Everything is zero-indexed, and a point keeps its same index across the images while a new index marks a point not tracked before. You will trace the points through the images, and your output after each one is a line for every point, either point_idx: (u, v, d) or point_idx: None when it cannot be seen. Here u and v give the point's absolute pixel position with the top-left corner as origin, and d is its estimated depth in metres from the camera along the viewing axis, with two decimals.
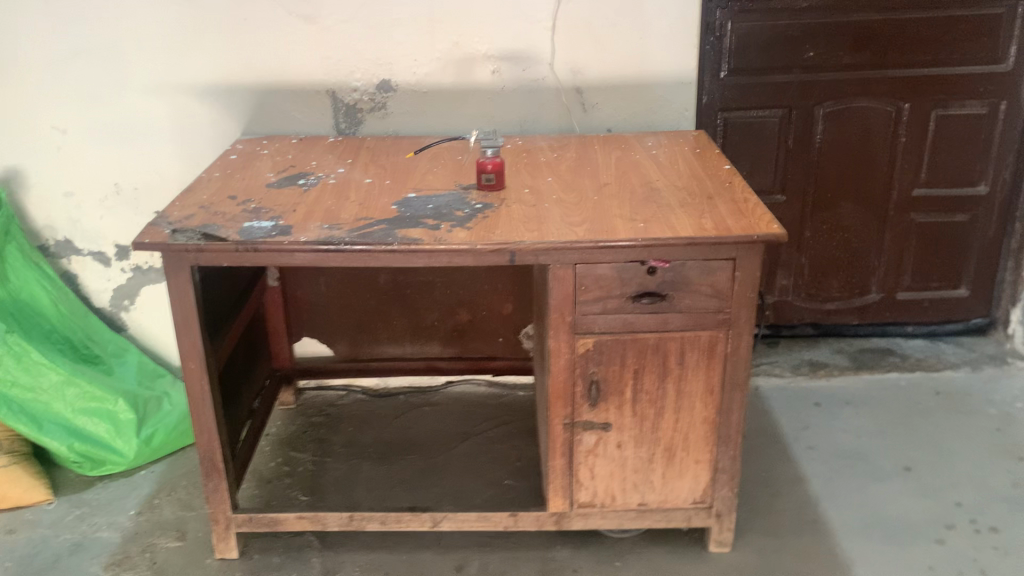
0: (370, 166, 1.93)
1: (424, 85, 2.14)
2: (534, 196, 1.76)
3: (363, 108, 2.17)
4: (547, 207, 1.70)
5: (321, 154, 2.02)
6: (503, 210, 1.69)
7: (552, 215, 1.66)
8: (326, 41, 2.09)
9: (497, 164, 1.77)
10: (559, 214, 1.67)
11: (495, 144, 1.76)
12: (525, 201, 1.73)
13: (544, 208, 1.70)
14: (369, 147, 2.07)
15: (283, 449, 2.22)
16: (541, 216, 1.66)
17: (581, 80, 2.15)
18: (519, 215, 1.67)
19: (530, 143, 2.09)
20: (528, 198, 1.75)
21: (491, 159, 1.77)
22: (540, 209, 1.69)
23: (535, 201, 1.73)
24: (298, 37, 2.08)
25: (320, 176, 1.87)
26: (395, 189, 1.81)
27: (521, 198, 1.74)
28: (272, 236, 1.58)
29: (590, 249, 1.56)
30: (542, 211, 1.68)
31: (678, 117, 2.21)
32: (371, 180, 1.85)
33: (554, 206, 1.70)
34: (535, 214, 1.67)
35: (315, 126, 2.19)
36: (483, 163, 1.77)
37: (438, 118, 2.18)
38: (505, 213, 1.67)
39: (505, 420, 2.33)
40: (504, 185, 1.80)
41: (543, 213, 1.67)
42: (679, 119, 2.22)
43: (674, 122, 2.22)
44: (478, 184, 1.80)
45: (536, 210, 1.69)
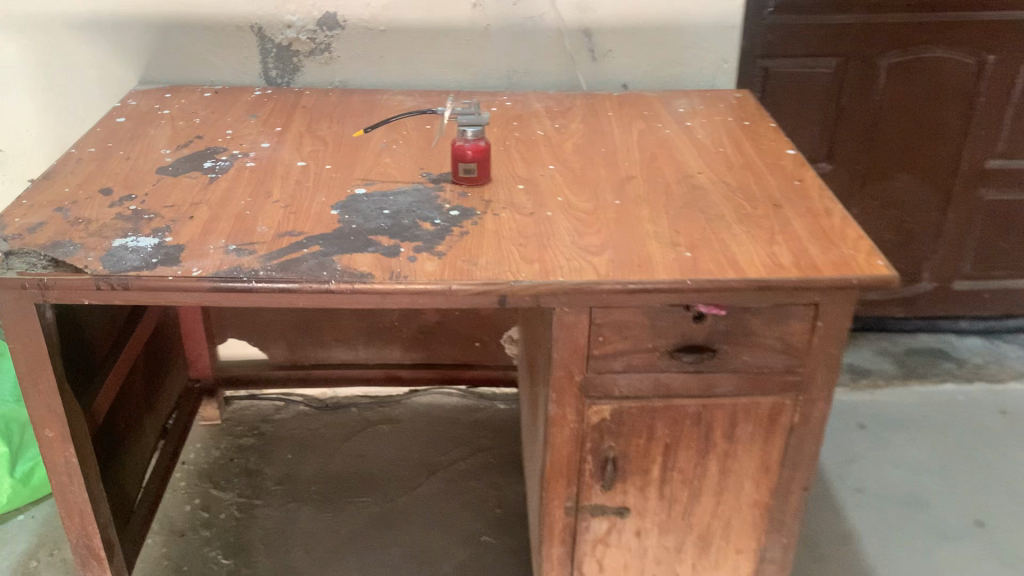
0: (308, 142, 1.42)
1: (382, 23, 1.61)
2: (531, 197, 1.27)
3: (300, 51, 1.63)
4: (551, 217, 1.22)
5: (242, 119, 1.50)
6: (488, 223, 1.20)
7: (557, 232, 1.18)
8: None
9: (479, 149, 1.28)
10: (565, 231, 1.18)
11: (477, 123, 1.26)
12: (518, 206, 1.24)
13: (546, 219, 1.21)
14: (307, 109, 1.55)
15: (201, 487, 1.77)
16: (543, 234, 1.17)
17: (591, 21, 1.63)
18: (511, 231, 1.18)
19: (522, 108, 1.59)
20: (524, 200, 1.26)
21: (470, 143, 1.27)
22: (542, 222, 1.20)
23: (533, 207, 1.25)
24: None
25: (234, 156, 1.36)
26: (338, 180, 1.30)
27: (514, 201, 1.25)
28: (150, 265, 1.07)
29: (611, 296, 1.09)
30: (541, 225, 1.20)
31: (714, 71, 1.70)
32: (306, 163, 1.35)
33: (561, 217, 1.22)
34: (532, 231, 1.18)
35: (237, 74, 1.66)
36: (458, 149, 1.28)
37: (400, 65, 1.66)
38: (493, 229, 1.19)
39: (482, 447, 1.88)
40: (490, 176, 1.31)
41: (545, 229, 1.19)
42: (715, 74, 1.71)
43: (707, 79, 1.71)
44: (455, 175, 1.30)
45: (534, 223, 1.20)
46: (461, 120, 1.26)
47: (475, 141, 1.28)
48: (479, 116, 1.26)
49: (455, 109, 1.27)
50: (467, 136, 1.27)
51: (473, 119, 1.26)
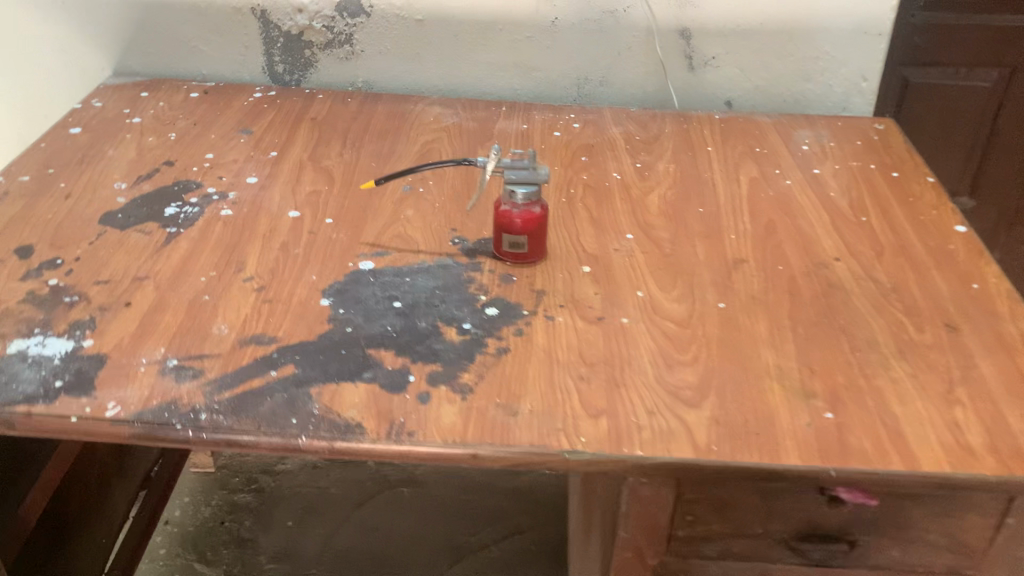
0: (309, 179, 1.08)
1: (418, 10, 1.25)
2: (599, 289, 0.91)
3: (314, 42, 1.28)
4: (627, 328, 0.86)
5: (230, 137, 1.16)
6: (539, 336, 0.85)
7: (636, 360, 0.82)
8: None
9: (531, 217, 0.92)
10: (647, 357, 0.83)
11: (532, 182, 0.91)
12: (581, 306, 0.89)
13: (620, 334, 0.85)
14: (317, 124, 1.21)
15: (183, 559, 1.48)
16: (616, 362, 0.82)
17: (691, 18, 1.24)
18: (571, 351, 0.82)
19: (593, 134, 1.22)
20: (589, 295, 0.90)
21: (519, 207, 0.93)
22: (614, 339, 0.85)
23: (600, 308, 0.89)
24: None
25: (207, 198, 1.03)
26: (339, 244, 0.97)
27: (575, 295, 0.90)
28: (51, 394, 0.75)
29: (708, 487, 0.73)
30: (614, 345, 0.84)
31: (846, 90, 1.30)
32: (300, 214, 1.01)
33: (642, 329, 0.86)
34: (602, 354, 0.82)
35: (235, 69, 1.31)
36: (502, 214, 0.93)
37: (440, 65, 1.30)
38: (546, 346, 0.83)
39: (521, 526, 1.56)
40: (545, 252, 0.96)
41: (620, 353, 0.83)
42: (847, 93, 1.31)
43: (837, 101, 1.31)
44: (498, 248, 0.95)
45: (603, 339, 0.84)
46: (510, 175, 0.92)
47: (527, 204, 0.93)
48: (535, 170, 0.92)
49: (501, 159, 0.92)
50: (514, 199, 0.92)
51: (526, 174, 0.92)
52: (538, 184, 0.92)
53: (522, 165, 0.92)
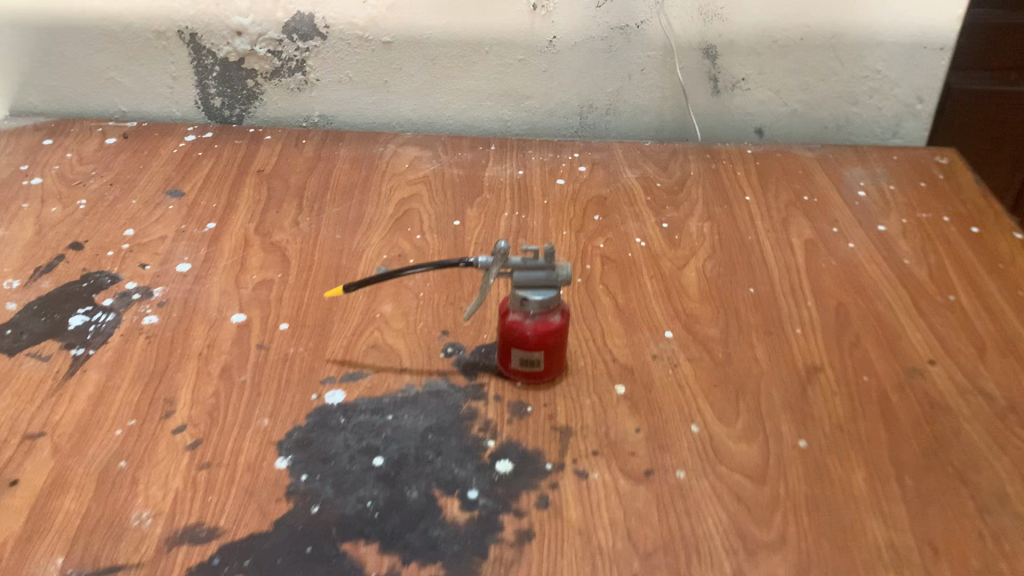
0: (256, 262, 0.85)
1: (385, 31, 1.01)
2: (639, 422, 0.70)
3: (257, 70, 1.05)
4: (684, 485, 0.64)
5: (155, 203, 0.93)
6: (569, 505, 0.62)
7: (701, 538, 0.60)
8: None
9: (550, 329, 0.71)
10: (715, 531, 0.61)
11: (551, 285, 0.70)
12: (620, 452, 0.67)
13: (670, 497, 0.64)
14: (264, 179, 0.98)
15: None
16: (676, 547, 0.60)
17: (720, 32, 1.02)
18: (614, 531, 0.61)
19: (604, 181, 1.00)
20: (628, 432, 0.69)
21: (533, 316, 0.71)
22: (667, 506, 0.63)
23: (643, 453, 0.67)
24: None
25: (124, 298, 0.80)
26: (297, 363, 0.74)
27: (611, 433, 0.69)
28: None
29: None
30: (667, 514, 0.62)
31: (900, 113, 1.09)
32: (246, 318, 0.79)
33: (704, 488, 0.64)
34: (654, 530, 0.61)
35: (162, 106, 1.08)
36: (510, 325, 0.71)
37: (413, 95, 1.07)
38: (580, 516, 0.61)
39: None
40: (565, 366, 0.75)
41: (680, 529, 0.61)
42: (900, 116, 1.10)
43: (889, 125, 1.10)
44: (505, 365, 0.73)
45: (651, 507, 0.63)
46: (522, 279, 0.70)
47: (544, 312, 0.71)
48: (554, 270, 0.70)
49: (508, 260, 0.70)
50: (527, 307, 0.70)
51: (542, 277, 0.70)
52: (557, 286, 0.71)
53: (537, 263, 0.70)
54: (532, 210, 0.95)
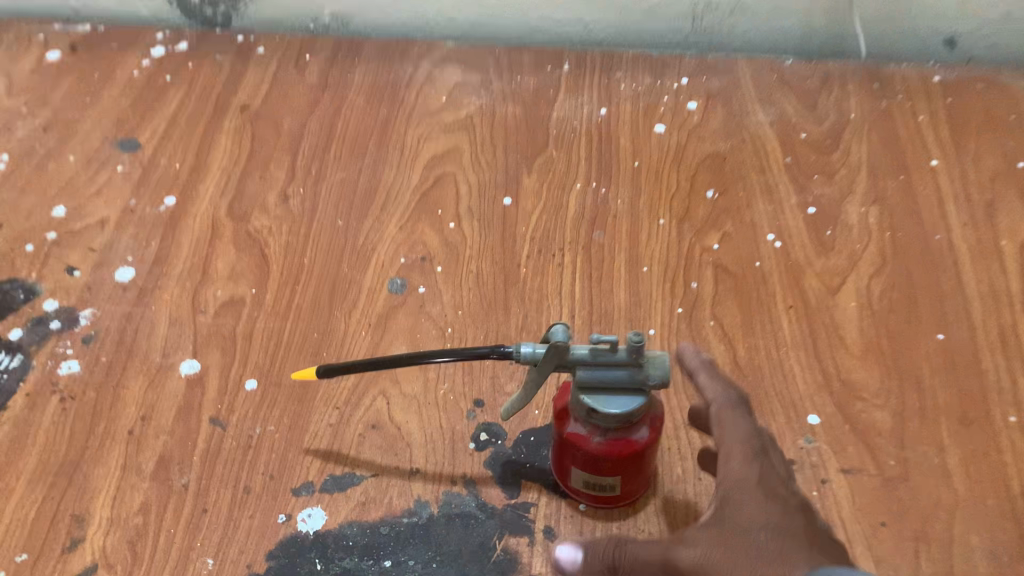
0: (223, 268, 0.61)
1: None
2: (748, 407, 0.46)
3: None
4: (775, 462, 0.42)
5: (99, 160, 0.68)
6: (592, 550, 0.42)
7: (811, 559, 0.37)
8: None
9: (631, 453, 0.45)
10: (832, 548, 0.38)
11: (639, 389, 0.43)
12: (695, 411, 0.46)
13: (767, 481, 0.41)
14: (249, 120, 0.71)
15: None
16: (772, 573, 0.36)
17: None
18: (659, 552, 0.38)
19: (723, 128, 0.70)
20: (719, 375, 0.48)
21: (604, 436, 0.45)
22: (758, 495, 0.40)
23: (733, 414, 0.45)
24: None
25: (38, 328, 0.58)
26: (263, 455, 0.52)
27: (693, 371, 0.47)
28: None
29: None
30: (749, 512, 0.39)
31: None
32: (200, 368, 0.56)
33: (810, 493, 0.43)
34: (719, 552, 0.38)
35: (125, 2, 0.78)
36: (569, 440, 0.46)
37: None
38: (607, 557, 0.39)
39: None
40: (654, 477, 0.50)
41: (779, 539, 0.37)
42: None
43: None
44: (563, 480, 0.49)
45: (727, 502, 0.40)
46: (590, 384, 0.43)
47: (622, 429, 0.45)
48: (644, 372, 0.43)
49: (571, 352, 0.43)
50: (596, 424, 0.44)
51: (623, 382, 0.43)
52: (648, 391, 0.44)
53: (616, 363, 0.43)
54: (616, 180, 0.66)
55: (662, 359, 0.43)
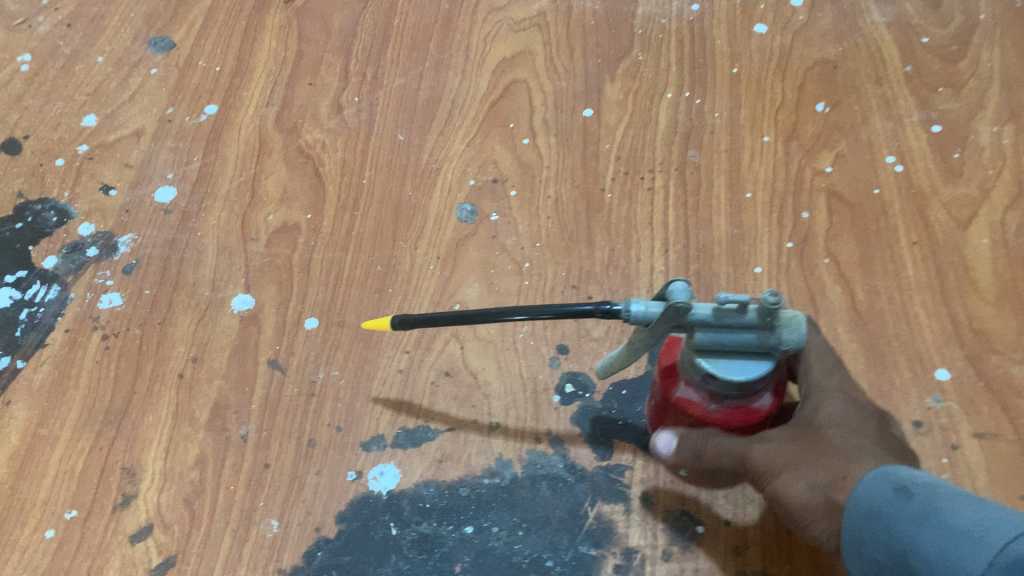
0: (273, 188, 0.55)
1: None
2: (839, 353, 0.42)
3: None
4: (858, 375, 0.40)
5: (131, 62, 0.61)
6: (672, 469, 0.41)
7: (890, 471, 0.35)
8: None
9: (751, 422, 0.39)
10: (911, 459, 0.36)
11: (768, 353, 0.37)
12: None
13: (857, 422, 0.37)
14: (295, 16, 0.64)
15: None
16: (838, 477, 0.34)
17: None
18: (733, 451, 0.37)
19: (833, 29, 0.61)
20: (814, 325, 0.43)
21: (722, 403, 0.39)
22: (850, 437, 0.36)
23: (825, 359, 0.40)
24: None
25: (75, 255, 0.52)
26: (328, 404, 0.47)
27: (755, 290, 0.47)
28: None
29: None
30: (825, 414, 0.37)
31: None
32: (254, 304, 0.50)
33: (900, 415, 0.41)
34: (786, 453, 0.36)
35: None
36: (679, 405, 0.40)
37: None
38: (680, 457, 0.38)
39: None
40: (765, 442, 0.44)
41: (857, 444, 0.35)
42: None
43: None
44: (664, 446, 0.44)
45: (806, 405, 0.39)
46: (711, 348, 0.37)
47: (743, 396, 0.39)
48: (776, 337, 0.36)
49: (698, 308, 0.35)
50: (714, 390, 0.38)
51: (751, 347, 0.37)
52: (777, 355, 0.37)
53: (745, 326, 0.36)
54: (711, 90, 0.58)
55: (797, 321, 0.36)
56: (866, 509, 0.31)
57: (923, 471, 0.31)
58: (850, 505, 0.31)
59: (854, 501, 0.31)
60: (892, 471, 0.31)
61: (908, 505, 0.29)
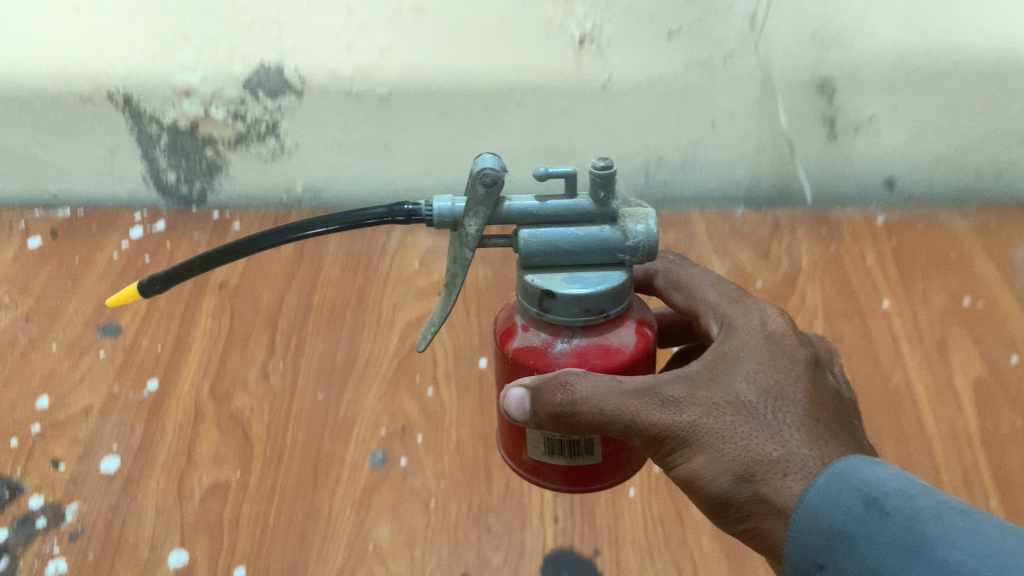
0: (207, 451, 0.62)
1: (379, 82, 0.77)
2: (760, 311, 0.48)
3: (215, 138, 0.81)
4: (782, 315, 0.47)
5: (83, 347, 0.70)
6: (530, 436, 0.47)
7: (820, 446, 0.40)
8: None
9: (609, 359, 0.43)
10: (841, 426, 0.42)
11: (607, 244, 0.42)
12: (668, 286, 0.53)
13: (780, 389, 0.42)
14: (228, 297, 0.74)
15: None
16: (783, 472, 0.39)
17: (837, 67, 0.76)
18: (642, 405, 0.41)
19: None
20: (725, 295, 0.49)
21: (570, 337, 0.43)
22: (778, 407, 0.41)
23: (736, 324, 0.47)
24: None
25: (24, 526, 0.58)
26: None
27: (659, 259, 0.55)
28: None
29: (756, 546, 0.42)
30: (740, 376, 0.42)
31: None
32: (188, 558, 0.56)
33: (825, 362, 0.47)
34: (709, 418, 0.41)
35: (103, 184, 0.84)
36: (522, 351, 0.44)
37: (420, 163, 0.83)
38: (544, 413, 0.41)
39: None
40: (630, 459, 0.49)
41: (786, 416, 0.41)
42: None
43: None
44: (523, 450, 0.49)
45: (720, 357, 0.44)
46: (555, 251, 0.42)
47: (598, 330, 0.43)
48: (622, 229, 0.42)
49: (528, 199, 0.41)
50: (569, 321, 0.42)
51: (592, 247, 0.42)
52: (630, 262, 0.43)
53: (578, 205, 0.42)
54: None
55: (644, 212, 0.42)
56: (836, 530, 0.37)
57: (881, 475, 0.37)
58: (802, 497, 0.38)
59: (806, 507, 0.38)
60: (847, 473, 0.38)
61: (885, 527, 0.35)
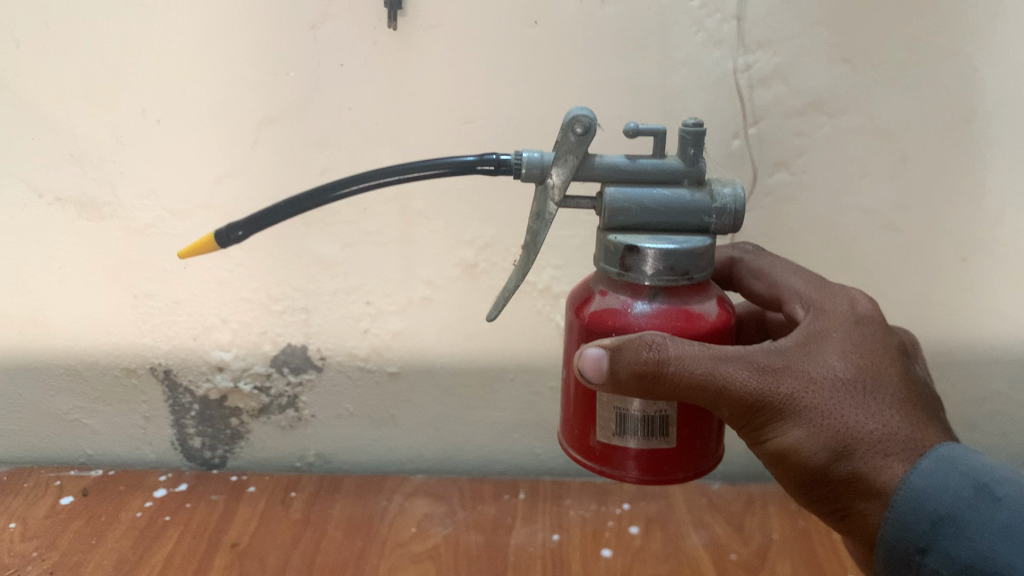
0: None
1: (390, 360, 0.87)
2: (847, 297, 0.59)
3: (241, 407, 0.90)
4: (869, 300, 0.58)
5: None
6: (604, 415, 0.56)
7: (906, 426, 0.53)
8: (147, 268, 0.84)
9: (689, 320, 0.54)
10: (927, 408, 0.54)
11: (694, 200, 0.55)
12: (750, 274, 0.67)
13: (867, 369, 0.53)
14: (237, 557, 0.79)
15: None
16: (880, 452, 0.52)
17: None
18: (744, 372, 0.52)
19: (662, 550, 0.80)
20: (809, 286, 0.61)
21: (650, 300, 0.54)
22: (867, 381, 0.53)
23: (827, 309, 0.58)
24: (76, 256, 0.84)
25: None
26: None
27: (738, 250, 0.69)
28: None
29: (839, 510, 0.55)
30: (836, 353, 0.54)
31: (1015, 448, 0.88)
32: None
33: (909, 350, 0.59)
34: (810, 391, 0.52)
35: (133, 447, 0.93)
36: (605, 315, 0.55)
37: (422, 432, 0.92)
38: (625, 371, 0.50)
39: None
40: (697, 457, 0.58)
41: (881, 399, 0.53)
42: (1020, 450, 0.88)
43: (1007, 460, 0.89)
44: (592, 435, 0.57)
45: (813, 335, 0.55)
46: (639, 211, 0.54)
47: (680, 298, 0.55)
48: (710, 195, 0.55)
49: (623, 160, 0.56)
50: (651, 280, 0.54)
51: (681, 206, 0.54)
52: (712, 224, 0.55)
53: (664, 165, 0.55)
54: None
55: (727, 185, 0.55)
56: (950, 513, 0.50)
57: (973, 465, 0.51)
58: (907, 478, 0.51)
59: (914, 488, 0.51)
60: (953, 462, 0.51)
61: (992, 511, 0.49)
